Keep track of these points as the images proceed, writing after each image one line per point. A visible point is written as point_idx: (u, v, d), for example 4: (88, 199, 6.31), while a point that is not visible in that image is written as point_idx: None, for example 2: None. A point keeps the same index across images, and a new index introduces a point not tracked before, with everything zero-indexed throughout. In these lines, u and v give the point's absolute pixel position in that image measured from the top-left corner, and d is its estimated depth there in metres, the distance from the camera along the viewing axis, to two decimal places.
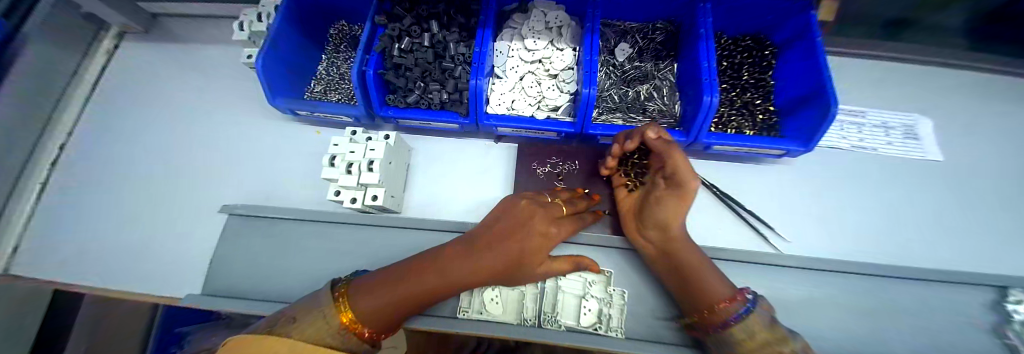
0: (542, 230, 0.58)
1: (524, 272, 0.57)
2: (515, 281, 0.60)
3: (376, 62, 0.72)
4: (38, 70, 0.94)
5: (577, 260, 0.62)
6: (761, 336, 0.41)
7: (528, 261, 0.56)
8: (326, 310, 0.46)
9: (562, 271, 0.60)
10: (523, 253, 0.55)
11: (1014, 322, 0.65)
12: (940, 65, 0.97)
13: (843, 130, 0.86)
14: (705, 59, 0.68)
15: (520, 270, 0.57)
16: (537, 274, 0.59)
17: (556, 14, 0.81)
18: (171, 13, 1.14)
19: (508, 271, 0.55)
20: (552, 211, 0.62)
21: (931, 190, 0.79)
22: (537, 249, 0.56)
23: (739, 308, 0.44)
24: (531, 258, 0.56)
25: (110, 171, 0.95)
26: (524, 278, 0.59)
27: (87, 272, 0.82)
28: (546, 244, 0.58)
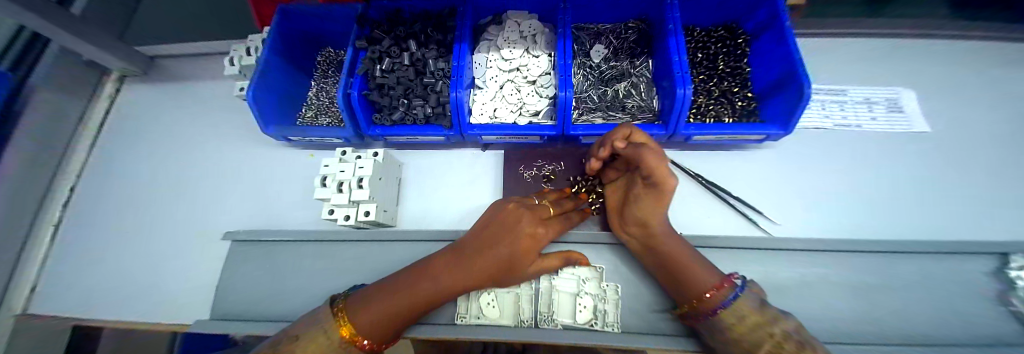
0: (530, 231, 0.59)
1: (515, 273, 0.59)
2: (507, 283, 0.62)
3: (360, 84, 0.75)
4: (45, 118, 1.00)
5: (566, 257, 0.64)
6: (751, 319, 0.42)
7: (520, 261, 0.58)
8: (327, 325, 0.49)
9: (552, 268, 0.63)
10: (512, 255, 0.56)
11: (1019, 289, 0.63)
12: (918, 37, 0.97)
13: (825, 109, 0.86)
14: (676, 52, 0.69)
15: (513, 271, 0.58)
16: (527, 274, 0.61)
17: (530, 23, 0.85)
18: (168, 53, 1.20)
19: (501, 273, 0.57)
20: (539, 213, 0.63)
21: (921, 161, 0.79)
22: (526, 250, 0.58)
23: (727, 294, 0.45)
24: (521, 259, 0.58)
25: (116, 208, 1.00)
26: (515, 279, 0.61)
27: (104, 306, 0.86)
28: (536, 245, 0.60)
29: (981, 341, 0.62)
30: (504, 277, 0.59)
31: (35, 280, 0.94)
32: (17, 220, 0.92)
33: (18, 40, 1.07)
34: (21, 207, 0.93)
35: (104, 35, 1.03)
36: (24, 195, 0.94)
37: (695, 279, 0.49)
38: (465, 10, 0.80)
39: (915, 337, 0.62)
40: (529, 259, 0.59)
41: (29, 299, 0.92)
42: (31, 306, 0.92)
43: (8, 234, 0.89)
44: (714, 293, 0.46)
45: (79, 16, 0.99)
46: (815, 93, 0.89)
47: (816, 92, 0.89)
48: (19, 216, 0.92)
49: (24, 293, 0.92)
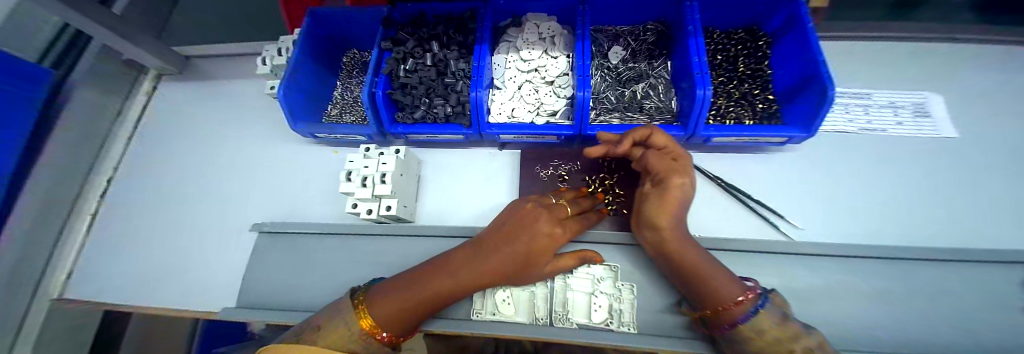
0: (548, 231, 0.59)
1: (530, 272, 0.60)
2: (521, 281, 0.62)
3: (384, 83, 0.78)
4: (90, 114, 1.07)
5: (581, 256, 0.64)
6: (772, 334, 0.40)
7: (536, 260, 0.59)
8: (348, 318, 0.51)
9: (568, 267, 0.64)
10: (527, 254, 0.57)
11: None
12: (949, 41, 0.95)
13: (849, 113, 0.84)
14: (696, 54, 0.70)
15: (529, 269, 0.59)
16: (543, 272, 0.62)
17: (548, 25, 0.86)
18: (202, 54, 1.26)
19: (518, 271, 0.58)
20: (556, 212, 0.63)
21: (949, 167, 0.76)
22: (542, 249, 0.59)
23: (749, 308, 0.43)
24: (535, 257, 0.58)
25: (149, 198, 1.05)
26: (529, 278, 0.62)
27: (136, 291, 0.91)
28: (552, 245, 0.60)
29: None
30: (519, 275, 0.60)
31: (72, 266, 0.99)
32: (57, 208, 0.98)
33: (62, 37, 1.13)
34: (60, 195, 0.99)
35: (145, 35, 1.10)
36: (65, 185, 1.00)
37: (713, 290, 0.47)
38: (487, 12, 0.82)
39: (946, 348, 0.60)
40: (544, 258, 0.60)
41: (64, 285, 0.97)
42: (67, 290, 0.97)
43: (49, 221, 0.96)
44: (734, 306, 0.44)
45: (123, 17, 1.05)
46: (838, 96, 0.88)
47: (840, 95, 0.88)
48: (58, 204, 0.98)
49: (61, 278, 0.98)
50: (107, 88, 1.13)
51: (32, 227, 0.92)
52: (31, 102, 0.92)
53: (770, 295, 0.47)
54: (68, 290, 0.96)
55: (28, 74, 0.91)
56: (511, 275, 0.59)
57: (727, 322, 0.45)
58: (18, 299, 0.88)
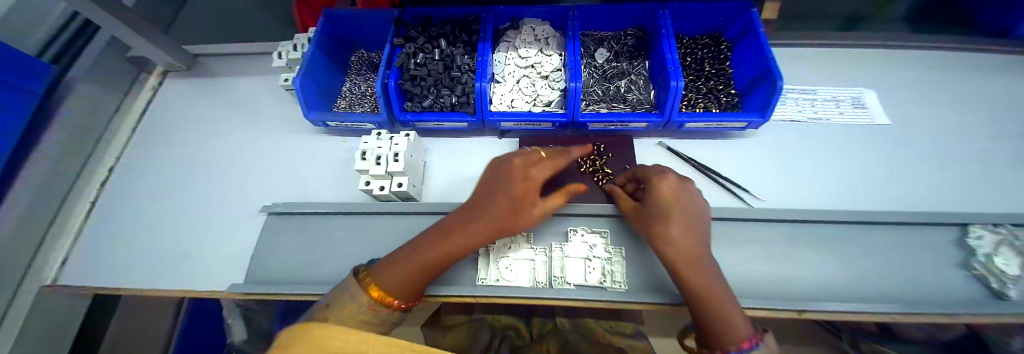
0: (521, 176, 0.62)
1: (522, 214, 0.61)
2: (518, 229, 0.62)
3: (396, 75, 0.87)
4: (89, 105, 1.09)
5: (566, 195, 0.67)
6: None
7: (519, 206, 0.61)
8: (356, 294, 0.55)
9: (555, 206, 0.66)
10: (510, 197, 0.60)
11: (979, 255, 0.71)
12: (877, 47, 1.12)
13: (800, 105, 0.99)
14: (669, 52, 0.82)
15: (518, 216, 0.60)
16: (534, 214, 0.62)
17: (543, 28, 0.98)
18: (210, 53, 1.32)
19: (505, 221, 0.60)
20: (529, 161, 0.66)
21: (882, 149, 0.90)
22: (526, 192, 0.61)
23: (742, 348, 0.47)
24: (522, 201, 0.60)
25: (150, 186, 1.06)
26: (525, 222, 0.62)
27: (129, 277, 0.89)
28: (535, 187, 0.63)
29: (953, 300, 0.69)
30: (512, 219, 0.60)
31: (67, 252, 0.97)
32: (50, 196, 0.97)
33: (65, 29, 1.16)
34: (52, 184, 0.98)
35: (156, 31, 1.15)
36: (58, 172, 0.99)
37: (718, 333, 0.49)
38: (488, 16, 0.93)
39: (885, 295, 0.70)
40: (531, 201, 0.62)
41: (59, 271, 0.95)
42: (59, 278, 0.95)
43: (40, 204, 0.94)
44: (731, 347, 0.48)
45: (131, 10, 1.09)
46: (789, 92, 1.02)
47: (791, 91, 1.02)
48: (52, 193, 0.97)
49: (57, 263, 0.95)
50: (104, 85, 1.15)
51: (22, 213, 0.90)
52: (30, 97, 0.94)
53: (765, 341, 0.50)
54: (62, 278, 0.94)
55: (30, 69, 0.94)
56: (503, 218, 0.60)
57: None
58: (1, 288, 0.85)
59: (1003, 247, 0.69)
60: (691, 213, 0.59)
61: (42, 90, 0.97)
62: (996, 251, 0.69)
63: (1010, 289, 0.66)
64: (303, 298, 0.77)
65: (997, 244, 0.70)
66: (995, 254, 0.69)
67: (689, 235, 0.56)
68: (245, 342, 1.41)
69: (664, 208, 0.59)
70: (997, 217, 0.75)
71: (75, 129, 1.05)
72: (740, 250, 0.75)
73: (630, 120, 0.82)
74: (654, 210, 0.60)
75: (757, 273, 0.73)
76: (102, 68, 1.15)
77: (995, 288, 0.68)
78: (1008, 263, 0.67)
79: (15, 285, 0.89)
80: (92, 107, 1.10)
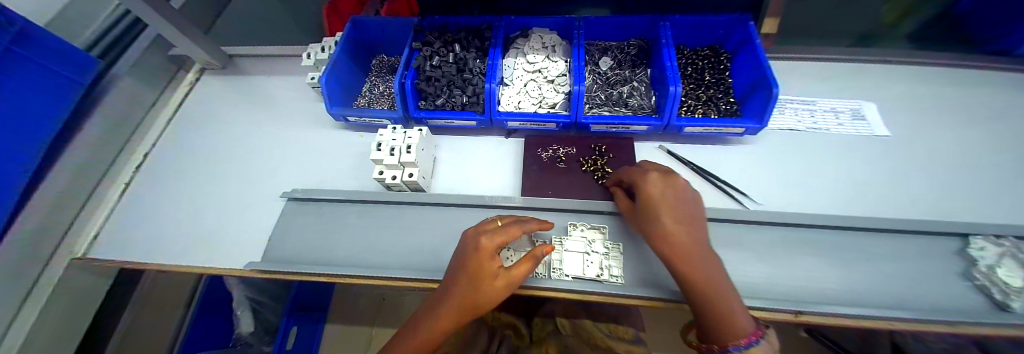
0: (474, 244, 0.59)
1: (484, 286, 0.57)
2: (487, 302, 0.58)
3: (413, 75, 0.94)
4: (127, 98, 1.19)
5: (534, 259, 0.60)
6: None
7: (479, 280, 0.57)
8: None
9: (524, 273, 0.59)
10: (467, 270, 0.57)
11: (982, 266, 0.68)
12: (878, 62, 1.15)
13: (799, 115, 1.02)
14: (669, 60, 0.87)
15: (481, 288, 0.57)
16: (498, 287, 0.57)
17: (550, 37, 1.05)
18: (245, 54, 1.44)
19: (471, 295, 0.57)
20: (483, 227, 0.63)
21: (881, 160, 0.91)
22: (481, 266, 0.57)
23: (742, 345, 0.49)
24: (481, 275, 0.57)
25: (178, 173, 1.14)
26: (489, 294, 0.57)
27: (154, 253, 0.96)
28: (493, 257, 0.58)
29: (957, 310, 0.67)
30: (476, 296, 0.57)
31: (96, 230, 1.04)
32: (85, 177, 1.05)
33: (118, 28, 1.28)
34: (91, 167, 1.07)
35: (199, 32, 1.27)
36: (97, 154, 1.09)
37: (721, 330, 0.51)
38: (500, 25, 1.01)
39: (887, 301, 0.69)
40: (494, 274, 0.57)
41: (88, 247, 1.02)
42: (89, 252, 1.01)
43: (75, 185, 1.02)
44: (731, 342, 0.50)
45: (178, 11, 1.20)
46: (788, 102, 1.06)
47: (791, 102, 1.05)
48: (87, 174, 1.06)
49: (87, 239, 1.03)
50: (145, 79, 1.26)
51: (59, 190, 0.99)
52: (74, 86, 1.04)
53: (766, 334, 0.52)
54: (91, 252, 1.01)
55: (81, 61, 1.06)
56: (467, 290, 0.57)
57: (719, 347, 0.52)
58: (33, 259, 0.92)
59: (1006, 259, 0.67)
60: (682, 207, 0.60)
61: (89, 82, 1.09)
62: (999, 262, 0.67)
63: (1014, 301, 0.63)
64: (313, 278, 0.81)
65: (999, 256, 0.68)
66: (998, 265, 0.66)
67: (678, 229, 0.57)
68: (251, 335, 1.44)
69: (652, 205, 0.61)
70: (1000, 228, 0.73)
71: (117, 117, 1.16)
72: (736, 251, 0.76)
73: (630, 122, 0.87)
74: (646, 212, 0.62)
75: (753, 274, 0.73)
76: (144, 63, 1.26)
77: (998, 300, 0.66)
78: (1011, 275, 0.65)
79: (48, 257, 0.96)
80: (131, 99, 1.21)
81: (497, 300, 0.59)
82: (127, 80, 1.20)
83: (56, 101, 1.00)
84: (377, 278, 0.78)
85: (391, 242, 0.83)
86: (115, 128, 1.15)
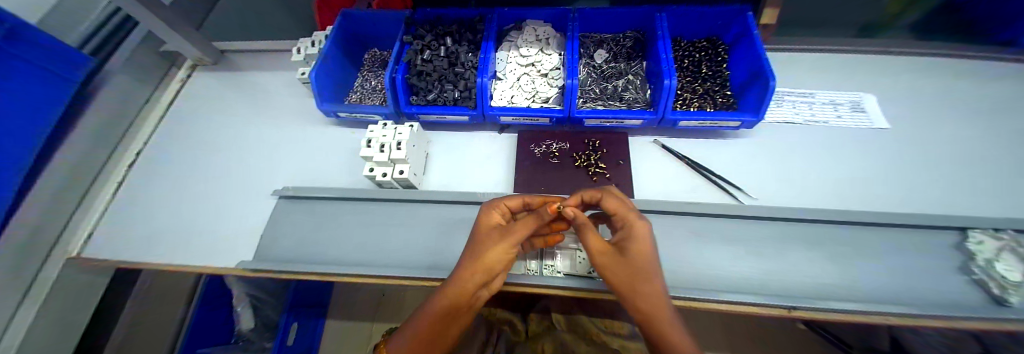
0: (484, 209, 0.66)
1: (484, 239, 0.59)
2: (489, 258, 0.56)
3: (403, 70, 0.93)
4: (118, 95, 1.18)
5: (537, 215, 0.56)
6: None
7: (478, 236, 0.60)
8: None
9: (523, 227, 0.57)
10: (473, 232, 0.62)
11: (981, 260, 0.67)
12: (880, 52, 1.13)
13: (797, 108, 1.00)
14: (664, 52, 0.85)
15: (479, 242, 0.59)
16: (495, 235, 0.59)
17: (544, 29, 1.02)
18: (238, 49, 1.42)
19: (472, 252, 0.58)
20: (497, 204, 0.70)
21: (879, 153, 0.90)
22: (482, 223, 0.63)
23: None
24: (481, 229, 0.62)
25: (170, 170, 1.13)
26: (488, 243, 0.58)
27: (146, 251, 0.96)
28: (494, 216, 0.64)
29: (952, 305, 0.66)
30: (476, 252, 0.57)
31: (91, 230, 1.04)
32: (79, 176, 1.05)
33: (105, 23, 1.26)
34: (87, 164, 1.07)
35: (189, 28, 1.24)
36: (90, 152, 1.08)
37: None
38: (492, 17, 0.99)
39: (883, 295, 0.68)
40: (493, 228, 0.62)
41: (83, 246, 1.02)
42: (84, 251, 1.02)
43: (71, 185, 1.02)
44: None
45: (169, 7, 1.18)
46: (788, 95, 1.04)
47: (790, 94, 1.04)
48: (82, 173, 1.06)
49: (83, 239, 1.03)
50: (137, 76, 1.25)
51: (53, 190, 0.98)
52: (70, 85, 1.03)
53: None
54: (86, 251, 1.01)
55: (71, 58, 1.02)
56: (469, 247, 0.60)
57: None
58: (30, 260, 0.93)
59: (1005, 253, 0.66)
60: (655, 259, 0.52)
61: (82, 79, 1.07)
62: (997, 256, 0.65)
63: (1011, 296, 0.62)
64: (305, 276, 0.81)
65: (998, 250, 0.67)
66: (996, 259, 0.65)
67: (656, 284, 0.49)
68: (251, 331, 1.46)
69: (635, 252, 0.51)
70: (999, 222, 0.72)
71: (111, 113, 1.15)
72: (731, 246, 0.75)
73: (625, 116, 0.85)
74: (629, 257, 0.52)
75: (748, 270, 0.72)
76: (137, 60, 1.25)
77: (997, 294, 0.65)
78: (1010, 269, 0.63)
79: (44, 256, 0.96)
80: (122, 97, 1.20)
81: (499, 254, 0.56)
82: (117, 76, 1.19)
83: (50, 99, 0.98)
84: (371, 275, 0.78)
85: (383, 240, 0.83)
86: (112, 126, 1.15)
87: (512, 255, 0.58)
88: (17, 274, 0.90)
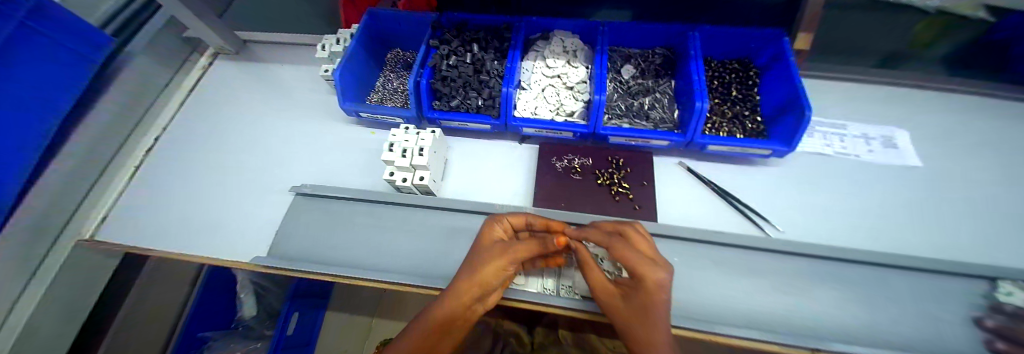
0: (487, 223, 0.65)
1: (482, 255, 0.57)
2: (486, 274, 0.55)
3: (428, 74, 0.92)
4: (139, 77, 1.18)
5: (541, 241, 0.58)
6: None
7: (478, 251, 0.59)
8: None
9: (523, 251, 0.56)
10: (474, 245, 0.61)
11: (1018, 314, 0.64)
12: (914, 87, 1.10)
13: (827, 139, 0.97)
14: (696, 73, 0.83)
15: (478, 257, 0.57)
16: (495, 250, 0.57)
17: (572, 41, 1.01)
18: (260, 40, 1.42)
19: (470, 268, 0.56)
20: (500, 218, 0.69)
21: (912, 192, 0.87)
22: (484, 237, 0.62)
23: None
24: (483, 241, 0.61)
25: (186, 157, 1.14)
26: (487, 255, 0.57)
27: (158, 239, 0.96)
28: (497, 230, 0.63)
29: None
30: (474, 267, 0.56)
31: (105, 211, 1.05)
32: (95, 158, 1.05)
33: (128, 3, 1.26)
34: (103, 146, 1.08)
35: (213, 15, 1.24)
36: (109, 135, 1.09)
37: None
38: (521, 26, 0.98)
39: (914, 345, 0.65)
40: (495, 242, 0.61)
41: (97, 228, 1.02)
42: (97, 234, 1.01)
43: (86, 168, 1.03)
44: None
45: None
46: (817, 125, 1.01)
47: (819, 124, 1.01)
48: (97, 155, 1.06)
49: (96, 221, 1.03)
50: (157, 59, 1.25)
51: (68, 171, 0.98)
52: (91, 66, 1.03)
53: None
54: (98, 234, 1.01)
55: (91, 39, 1.02)
56: (468, 258, 0.59)
57: None
58: (44, 239, 0.93)
59: None
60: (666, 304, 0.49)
61: (102, 60, 1.07)
62: None
63: None
64: (317, 277, 0.80)
65: None
66: None
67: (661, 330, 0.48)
68: (251, 318, 1.51)
69: (647, 302, 0.49)
70: None
71: (130, 97, 1.15)
72: (755, 280, 0.71)
73: (651, 137, 0.83)
74: (638, 303, 0.50)
75: (773, 306, 0.69)
76: (157, 44, 1.25)
77: None
78: None
79: (57, 236, 0.96)
80: (142, 80, 1.20)
81: (495, 269, 0.55)
82: (139, 59, 1.19)
83: (71, 80, 0.98)
84: (383, 282, 0.77)
85: (395, 245, 0.81)
86: (129, 109, 1.15)
87: (509, 272, 0.57)
88: (29, 252, 0.90)
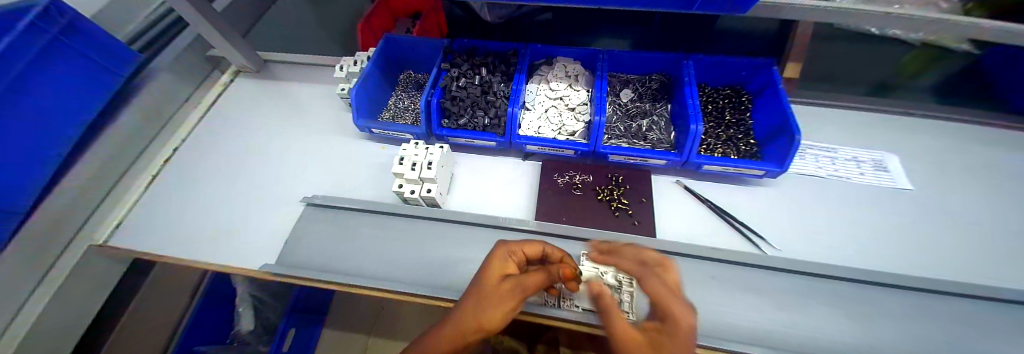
0: (499, 254, 0.60)
1: (494, 294, 0.56)
2: (498, 314, 0.55)
3: (439, 94, 0.98)
4: (162, 92, 1.26)
5: (549, 272, 0.60)
6: None
7: (489, 287, 0.56)
8: None
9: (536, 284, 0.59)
10: (484, 278, 0.58)
11: None
12: (902, 114, 1.15)
13: (819, 162, 1.01)
14: (690, 97, 0.89)
15: (491, 295, 0.56)
16: (507, 291, 0.56)
17: (574, 66, 1.08)
18: (279, 60, 1.52)
19: (481, 305, 0.55)
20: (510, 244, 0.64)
21: (904, 214, 0.89)
22: (494, 270, 0.58)
23: None
24: (493, 276, 0.57)
25: (202, 168, 1.19)
26: (500, 296, 0.56)
27: (168, 245, 0.99)
28: (508, 262, 0.60)
29: None
30: (486, 306, 0.55)
31: (120, 218, 1.08)
32: (113, 166, 1.10)
33: (160, 25, 1.37)
34: (122, 156, 1.13)
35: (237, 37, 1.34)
36: (128, 145, 1.15)
37: None
38: (527, 53, 1.05)
39: None
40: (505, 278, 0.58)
41: (109, 235, 1.05)
42: (110, 240, 1.04)
43: (103, 175, 1.07)
44: None
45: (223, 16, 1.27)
46: (809, 148, 1.05)
47: (811, 148, 1.05)
48: (116, 164, 1.11)
49: (109, 228, 1.05)
50: (181, 76, 1.34)
51: (87, 179, 1.03)
52: (115, 79, 1.10)
53: None
54: (110, 240, 1.03)
55: (118, 54, 1.10)
56: (478, 293, 0.56)
57: None
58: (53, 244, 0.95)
59: None
60: None
61: (127, 75, 1.14)
62: None
63: None
64: (322, 285, 0.82)
65: None
66: None
67: None
68: (249, 333, 1.48)
69: None
70: None
71: (150, 109, 1.22)
72: (754, 297, 0.72)
73: (649, 156, 0.87)
74: None
75: (773, 325, 0.69)
76: (182, 62, 1.34)
77: None
78: None
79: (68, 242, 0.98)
80: (164, 94, 1.27)
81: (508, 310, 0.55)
82: (165, 75, 1.27)
83: (97, 91, 1.05)
84: (386, 290, 0.78)
85: (400, 254, 0.83)
86: (148, 121, 1.22)
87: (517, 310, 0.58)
88: (39, 256, 0.92)
